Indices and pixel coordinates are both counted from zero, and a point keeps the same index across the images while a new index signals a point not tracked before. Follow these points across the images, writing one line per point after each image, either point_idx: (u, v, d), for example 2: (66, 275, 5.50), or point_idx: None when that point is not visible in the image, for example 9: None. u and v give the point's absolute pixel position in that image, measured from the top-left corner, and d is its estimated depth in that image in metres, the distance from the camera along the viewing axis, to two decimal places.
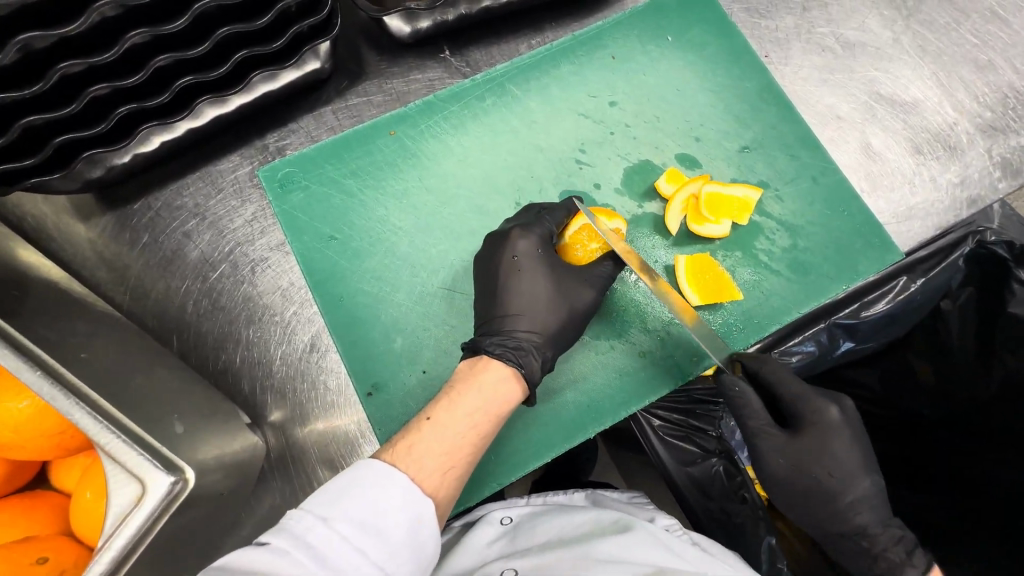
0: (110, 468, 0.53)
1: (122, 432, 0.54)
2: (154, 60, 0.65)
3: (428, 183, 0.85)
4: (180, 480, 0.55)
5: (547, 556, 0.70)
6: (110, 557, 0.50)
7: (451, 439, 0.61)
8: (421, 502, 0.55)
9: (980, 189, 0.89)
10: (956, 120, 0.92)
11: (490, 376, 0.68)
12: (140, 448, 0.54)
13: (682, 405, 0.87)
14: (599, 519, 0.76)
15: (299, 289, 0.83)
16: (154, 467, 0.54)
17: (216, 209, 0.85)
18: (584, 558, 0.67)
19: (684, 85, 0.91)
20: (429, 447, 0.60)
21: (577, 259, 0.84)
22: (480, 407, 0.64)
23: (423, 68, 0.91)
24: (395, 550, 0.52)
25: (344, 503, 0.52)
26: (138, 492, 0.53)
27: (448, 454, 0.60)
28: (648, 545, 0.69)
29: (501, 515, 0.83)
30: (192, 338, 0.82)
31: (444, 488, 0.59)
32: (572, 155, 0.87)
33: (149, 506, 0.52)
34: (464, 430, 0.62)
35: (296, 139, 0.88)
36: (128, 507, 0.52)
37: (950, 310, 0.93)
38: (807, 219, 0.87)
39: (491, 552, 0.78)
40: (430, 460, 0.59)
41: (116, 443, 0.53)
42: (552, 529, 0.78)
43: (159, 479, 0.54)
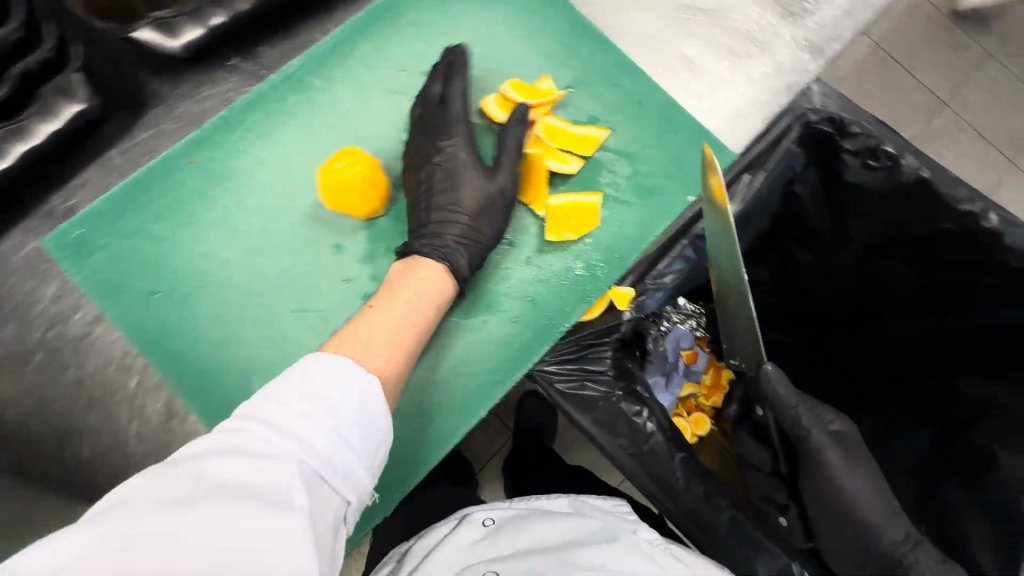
0: None
1: None
2: None
3: (247, 205, 0.78)
4: None
5: (533, 560, 0.71)
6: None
7: (392, 322, 0.63)
8: (359, 374, 0.53)
9: (794, 76, 0.93)
10: (760, 14, 0.95)
11: (426, 266, 0.71)
12: None
13: (574, 354, 0.80)
14: (585, 526, 0.77)
15: (134, 356, 0.75)
16: None
17: (12, 295, 0.75)
18: (568, 565, 0.68)
19: (494, 37, 0.88)
20: (371, 330, 0.62)
21: (332, 172, 0.73)
22: (413, 294, 0.67)
23: (213, 82, 0.82)
24: (342, 423, 0.50)
25: (302, 390, 0.50)
26: None
27: (393, 340, 0.62)
28: (633, 557, 0.70)
29: (483, 516, 0.83)
30: (24, 443, 0.72)
31: (392, 368, 0.61)
32: (394, 137, 0.82)
33: None
34: (407, 313, 0.65)
35: (87, 194, 0.78)
36: None
37: (804, 194, 0.99)
38: (643, 143, 0.87)
39: (473, 553, 0.77)
40: (374, 339, 0.61)
41: None
42: (535, 532, 0.77)
43: None
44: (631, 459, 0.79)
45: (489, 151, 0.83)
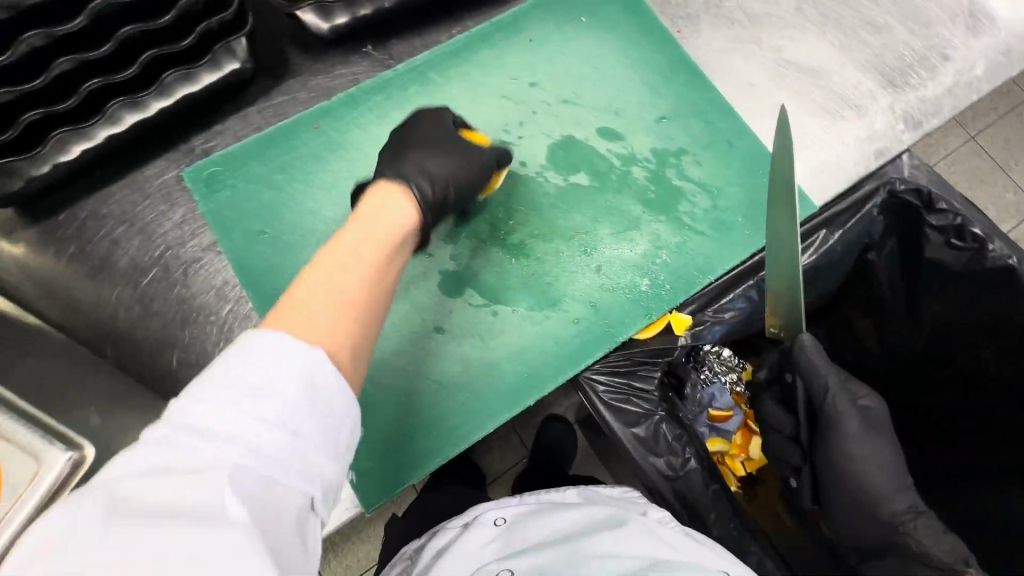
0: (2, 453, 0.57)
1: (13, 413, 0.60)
2: (55, 63, 0.65)
3: (356, 173, 0.87)
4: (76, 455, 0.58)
5: (543, 554, 0.73)
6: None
7: (331, 287, 0.57)
8: (317, 357, 0.52)
9: (886, 142, 0.95)
10: (860, 80, 0.98)
11: (391, 208, 0.70)
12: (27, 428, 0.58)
13: (623, 369, 0.83)
14: (592, 514, 0.79)
15: (232, 287, 0.83)
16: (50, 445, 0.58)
17: (143, 214, 0.85)
18: (580, 552, 0.71)
19: (601, 62, 0.95)
20: (314, 286, 0.57)
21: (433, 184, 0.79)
22: (363, 239, 0.63)
23: (347, 63, 0.92)
24: (296, 406, 0.50)
25: (255, 368, 0.50)
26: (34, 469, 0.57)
27: (335, 296, 0.57)
28: (641, 537, 0.73)
29: (494, 517, 0.86)
30: (128, 346, 0.81)
31: (339, 340, 0.55)
32: (496, 136, 0.89)
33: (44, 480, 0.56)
34: (356, 262, 0.61)
35: (223, 140, 0.88)
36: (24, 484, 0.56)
37: (877, 262, 1.00)
38: (726, 180, 0.90)
39: (486, 554, 0.80)
40: (314, 308, 0.55)
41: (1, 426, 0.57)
42: (546, 529, 0.79)
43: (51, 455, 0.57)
44: (665, 481, 0.82)
45: (580, 163, 0.89)
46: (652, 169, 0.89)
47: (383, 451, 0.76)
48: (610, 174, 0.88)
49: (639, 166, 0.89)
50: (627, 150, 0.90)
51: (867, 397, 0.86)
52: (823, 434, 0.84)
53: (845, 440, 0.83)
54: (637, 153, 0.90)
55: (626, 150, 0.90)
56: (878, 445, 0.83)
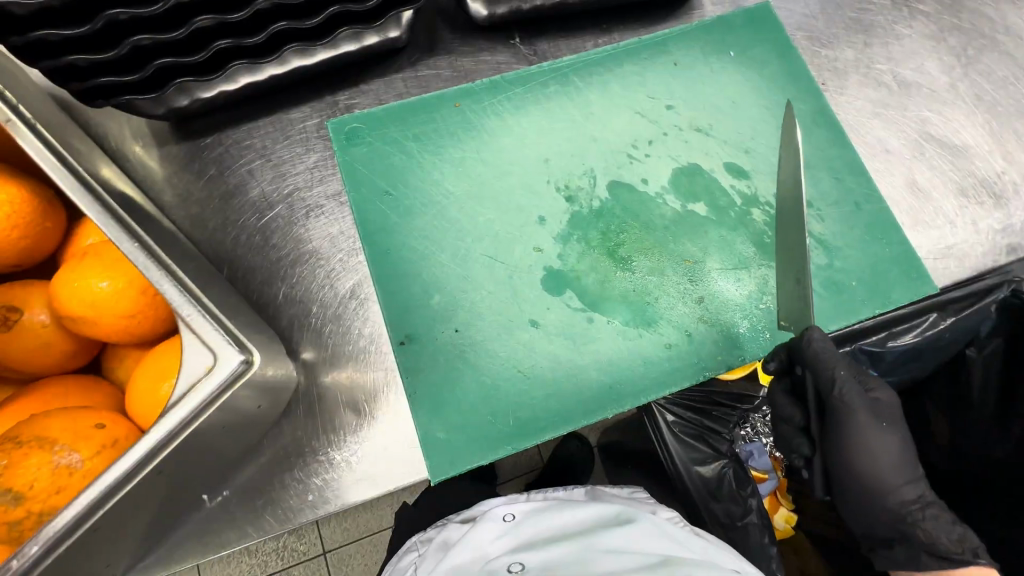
0: (188, 342, 0.62)
1: (199, 307, 0.62)
2: (256, 2, 0.70)
3: (483, 156, 0.89)
4: (246, 361, 0.64)
5: (553, 550, 0.77)
6: (170, 424, 0.58)
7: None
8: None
9: (1020, 239, 0.91)
10: (1005, 169, 0.94)
11: None
12: (214, 327, 0.63)
13: (698, 405, 0.87)
14: (603, 513, 0.84)
15: (346, 238, 0.87)
16: (225, 346, 0.63)
17: (281, 152, 0.91)
18: (592, 547, 0.76)
19: (740, 99, 0.95)
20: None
21: None
22: None
23: (494, 51, 0.96)
24: None
25: None
26: (210, 364, 0.62)
27: None
28: (652, 536, 0.78)
29: (504, 512, 0.87)
30: (240, 270, 0.86)
31: None
32: (625, 149, 0.90)
33: (215, 378, 0.61)
34: None
35: (365, 100, 0.93)
36: (199, 374, 0.61)
37: (975, 358, 0.97)
38: (847, 241, 0.88)
39: (495, 549, 0.82)
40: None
41: (194, 318, 0.62)
42: (557, 525, 0.84)
43: (227, 356, 0.63)
44: (720, 527, 0.83)
45: (701, 193, 0.89)
46: (772, 214, 0.88)
47: (460, 423, 0.77)
48: (730, 210, 0.88)
49: (760, 209, 0.88)
50: (751, 191, 0.89)
51: (877, 389, 0.84)
52: (836, 427, 0.82)
53: (857, 430, 0.81)
54: (760, 195, 0.89)
55: (749, 190, 0.89)
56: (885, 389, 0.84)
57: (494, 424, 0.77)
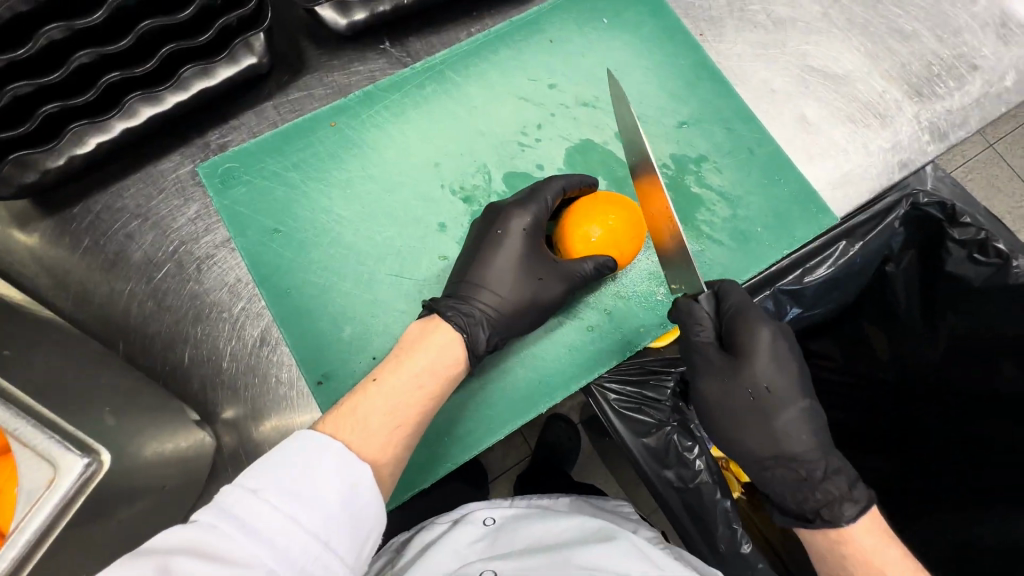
0: (21, 455, 0.52)
1: (35, 417, 0.53)
2: (75, 57, 0.65)
3: (371, 173, 0.86)
4: (94, 461, 0.53)
5: (527, 561, 0.75)
6: (21, 542, 0.49)
7: (396, 400, 0.64)
8: (354, 465, 0.57)
9: (910, 153, 0.93)
10: (886, 88, 0.96)
11: (440, 336, 0.70)
12: (50, 430, 0.53)
13: (635, 377, 0.86)
14: (585, 526, 0.81)
15: (246, 285, 0.83)
16: (67, 450, 0.53)
17: (158, 209, 0.84)
18: (567, 562, 0.72)
19: (621, 65, 0.93)
20: (372, 408, 0.63)
21: None
22: (422, 372, 0.67)
23: (364, 60, 0.91)
24: (329, 516, 0.54)
25: (276, 474, 0.54)
26: (52, 474, 0.52)
27: (395, 415, 0.63)
28: (629, 555, 0.74)
29: (483, 516, 0.88)
30: (139, 340, 0.81)
31: (387, 452, 0.61)
32: (515, 138, 0.88)
33: (63, 488, 0.51)
34: (409, 389, 0.65)
35: (238, 135, 0.88)
36: (40, 489, 0.51)
37: (894, 273, 0.97)
38: (745, 189, 0.90)
39: (472, 552, 0.82)
40: (375, 424, 0.62)
41: (24, 428, 0.52)
42: (534, 533, 0.82)
43: (72, 461, 0.52)
44: (676, 493, 0.83)
45: (598, 168, 0.88)
46: (670, 176, 0.88)
47: None
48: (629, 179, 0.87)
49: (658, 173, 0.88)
50: None
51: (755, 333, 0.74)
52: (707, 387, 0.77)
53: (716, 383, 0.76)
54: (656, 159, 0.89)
55: None
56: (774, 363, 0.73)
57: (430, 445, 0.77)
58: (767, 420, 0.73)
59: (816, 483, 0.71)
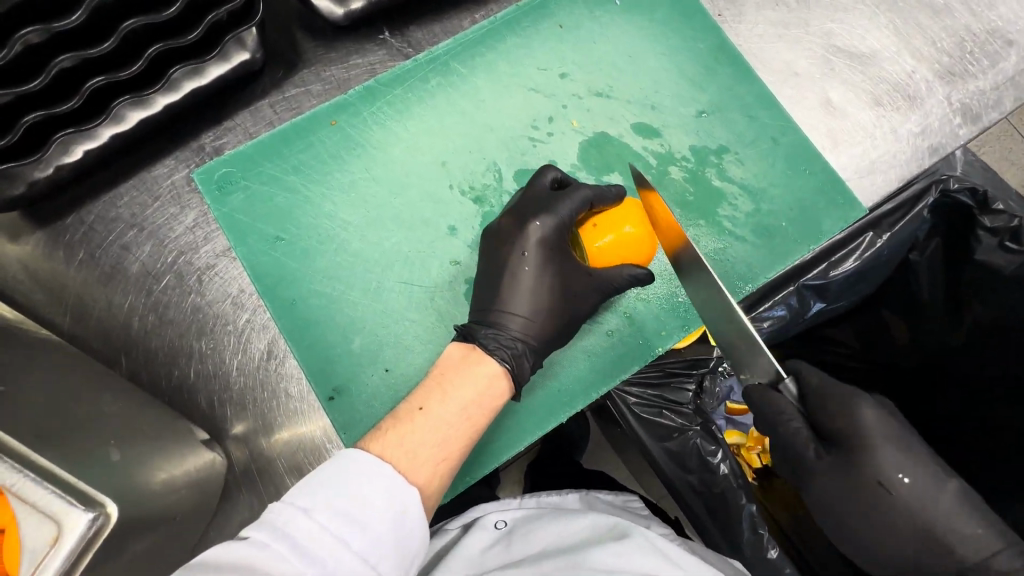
0: (19, 513, 0.48)
1: (30, 470, 0.48)
2: (55, 61, 0.61)
3: (375, 174, 0.82)
4: (100, 515, 0.50)
5: (543, 564, 0.72)
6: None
7: (443, 432, 0.60)
8: (404, 490, 0.54)
9: (941, 137, 0.88)
10: (915, 68, 0.90)
11: (482, 368, 0.66)
12: (49, 485, 0.49)
13: (655, 380, 0.85)
14: (598, 525, 0.79)
15: (250, 295, 0.80)
16: (70, 506, 0.49)
17: (154, 217, 0.81)
18: (581, 566, 0.69)
19: (636, 50, 0.88)
20: (420, 439, 0.59)
21: None
22: (471, 401, 0.63)
23: (363, 52, 0.86)
24: (378, 541, 0.51)
25: (327, 493, 0.52)
26: (55, 533, 0.48)
27: (442, 446, 0.60)
28: (644, 554, 0.71)
29: (495, 519, 0.86)
30: (141, 355, 0.78)
31: (434, 481, 0.59)
32: (525, 132, 0.83)
33: (66, 548, 0.48)
34: (456, 424, 0.62)
35: (233, 137, 0.83)
36: (42, 550, 0.48)
37: (918, 262, 0.94)
38: (768, 180, 0.85)
39: (487, 559, 0.79)
40: (424, 454, 0.59)
41: (18, 484, 0.48)
42: (547, 535, 0.80)
43: (74, 518, 0.49)
44: (697, 497, 0.82)
45: (613, 162, 0.83)
46: (690, 168, 0.84)
47: None
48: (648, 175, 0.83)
49: (678, 166, 0.84)
50: (665, 148, 0.84)
51: None
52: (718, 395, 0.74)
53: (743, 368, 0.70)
54: (675, 151, 0.84)
55: (663, 148, 0.84)
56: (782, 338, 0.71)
57: None
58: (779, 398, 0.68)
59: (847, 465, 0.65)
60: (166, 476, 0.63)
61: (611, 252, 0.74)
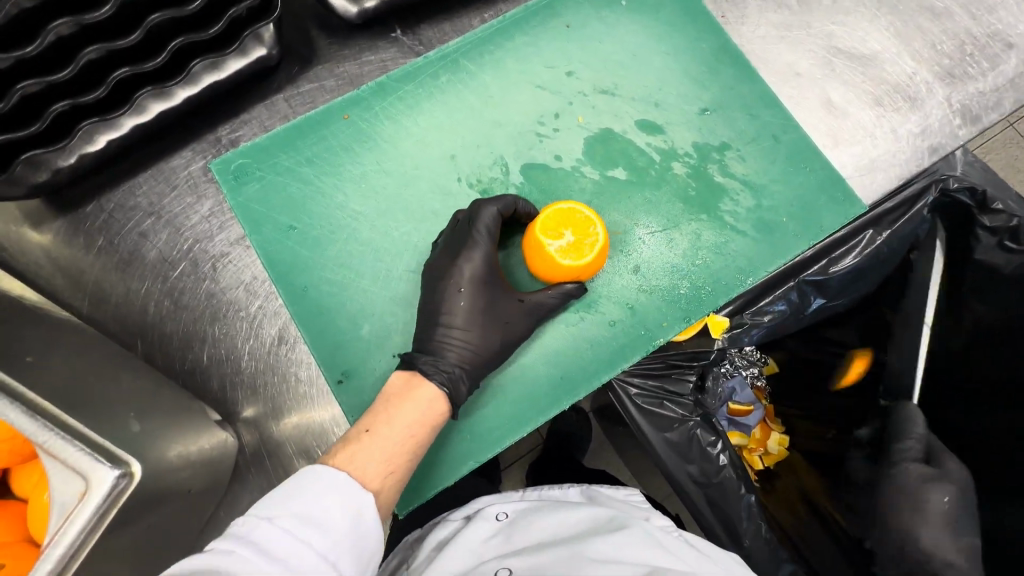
0: (50, 466, 0.52)
1: (61, 429, 0.53)
2: (84, 52, 0.64)
3: (386, 166, 0.84)
4: (125, 475, 0.54)
5: (543, 554, 0.74)
6: (56, 555, 0.50)
7: (391, 450, 0.62)
8: (360, 495, 0.56)
9: (941, 138, 0.89)
10: (915, 70, 0.92)
11: (423, 392, 0.68)
12: (78, 444, 0.53)
13: (657, 371, 0.85)
14: (598, 517, 0.81)
15: (262, 282, 0.82)
16: (97, 462, 0.53)
17: (171, 206, 0.83)
18: (580, 555, 0.71)
19: (641, 50, 0.90)
20: (369, 458, 0.61)
21: None
22: (413, 422, 0.65)
23: (375, 49, 0.88)
24: (339, 540, 0.53)
25: (288, 503, 0.53)
26: (81, 489, 0.52)
27: (390, 463, 0.62)
28: (640, 546, 0.73)
29: (497, 511, 0.87)
30: (157, 340, 0.81)
31: (385, 494, 0.61)
32: (532, 128, 0.86)
33: (92, 504, 0.51)
34: (401, 441, 0.63)
35: (249, 130, 0.86)
36: (70, 503, 0.51)
37: (919, 261, 0.94)
38: (770, 177, 0.87)
39: (488, 550, 0.81)
40: (372, 472, 0.60)
41: (51, 441, 0.52)
42: (549, 526, 0.81)
43: (101, 475, 0.52)
44: (698, 488, 0.82)
45: (618, 157, 0.85)
46: (693, 165, 0.86)
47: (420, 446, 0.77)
48: (651, 171, 0.85)
49: (681, 162, 0.86)
50: (668, 145, 0.86)
51: None
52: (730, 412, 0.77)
53: None
54: (678, 148, 0.86)
55: (666, 145, 0.86)
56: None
57: (450, 442, 0.77)
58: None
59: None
60: (181, 451, 0.65)
61: (579, 242, 0.76)
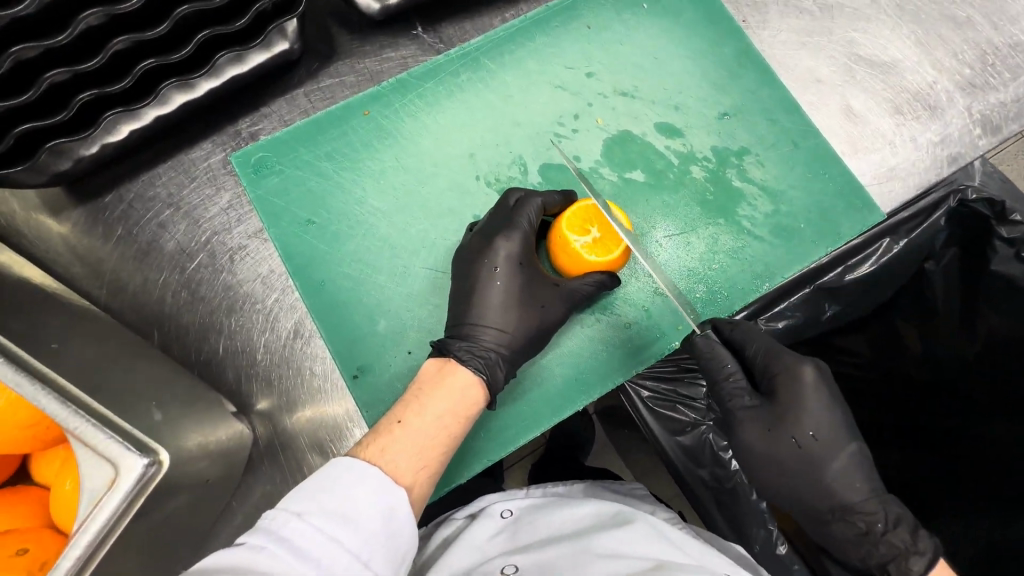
0: (81, 454, 0.53)
1: (91, 416, 0.53)
2: (112, 43, 0.64)
3: (405, 163, 0.84)
4: (154, 462, 0.54)
5: (548, 551, 0.74)
6: (86, 541, 0.50)
7: (423, 442, 0.62)
8: (393, 489, 0.57)
9: (960, 147, 0.89)
10: (936, 79, 0.91)
11: (455, 381, 0.68)
12: (109, 431, 0.53)
13: (668, 375, 0.86)
14: (602, 512, 0.80)
15: (279, 276, 0.82)
16: (126, 450, 0.53)
17: (189, 198, 0.84)
18: (587, 551, 0.71)
19: (661, 53, 0.90)
20: (401, 451, 0.61)
21: None
22: (445, 413, 0.65)
23: (396, 46, 0.89)
24: (370, 537, 0.53)
25: (320, 498, 0.54)
26: (112, 475, 0.52)
27: (422, 455, 0.62)
28: (648, 539, 0.73)
29: (501, 509, 0.87)
30: (173, 330, 0.81)
31: (418, 487, 0.61)
32: (551, 128, 0.86)
33: (122, 491, 0.52)
34: (433, 434, 0.63)
35: (269, 124, 0.86)
36: (101, 490, 0.52)
37: (934, 272, 0.93)
38: (788, 183, 0.87)
39: (493, 547, 0.80)
40: (404, 465, 0.60)
41: (82, 427, 0.52)
42: (554, 523, 0.81)
43: (130, 462, 0.53)
44: (709, 492, 0.81)
45: (636, 160, 0.85)
46: (711, 169, 0.86)
47: None
48: (670, 173, 0.85)
49: (699, 165, 0.86)
50: (687, 148, 0.86)
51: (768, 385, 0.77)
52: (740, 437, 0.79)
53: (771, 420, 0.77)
54: (696, 151, 0.86)
55: (685, 148, 0.86)
56: (822, 404, 0.75)
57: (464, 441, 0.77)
58: (816, 471, 0.74)
59: (877, 537, 0.72)
60: (199, 441, 0.66)
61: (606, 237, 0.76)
